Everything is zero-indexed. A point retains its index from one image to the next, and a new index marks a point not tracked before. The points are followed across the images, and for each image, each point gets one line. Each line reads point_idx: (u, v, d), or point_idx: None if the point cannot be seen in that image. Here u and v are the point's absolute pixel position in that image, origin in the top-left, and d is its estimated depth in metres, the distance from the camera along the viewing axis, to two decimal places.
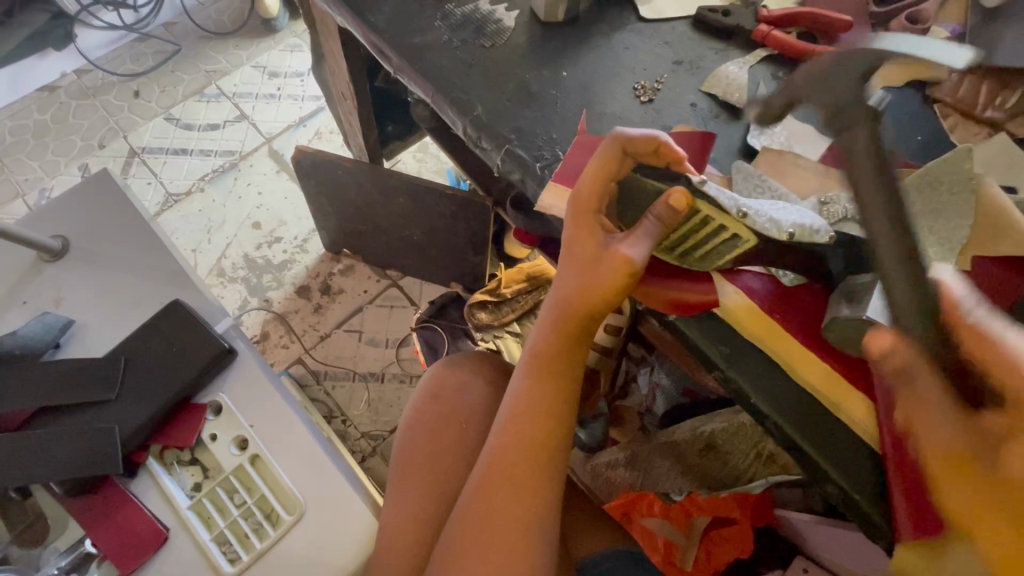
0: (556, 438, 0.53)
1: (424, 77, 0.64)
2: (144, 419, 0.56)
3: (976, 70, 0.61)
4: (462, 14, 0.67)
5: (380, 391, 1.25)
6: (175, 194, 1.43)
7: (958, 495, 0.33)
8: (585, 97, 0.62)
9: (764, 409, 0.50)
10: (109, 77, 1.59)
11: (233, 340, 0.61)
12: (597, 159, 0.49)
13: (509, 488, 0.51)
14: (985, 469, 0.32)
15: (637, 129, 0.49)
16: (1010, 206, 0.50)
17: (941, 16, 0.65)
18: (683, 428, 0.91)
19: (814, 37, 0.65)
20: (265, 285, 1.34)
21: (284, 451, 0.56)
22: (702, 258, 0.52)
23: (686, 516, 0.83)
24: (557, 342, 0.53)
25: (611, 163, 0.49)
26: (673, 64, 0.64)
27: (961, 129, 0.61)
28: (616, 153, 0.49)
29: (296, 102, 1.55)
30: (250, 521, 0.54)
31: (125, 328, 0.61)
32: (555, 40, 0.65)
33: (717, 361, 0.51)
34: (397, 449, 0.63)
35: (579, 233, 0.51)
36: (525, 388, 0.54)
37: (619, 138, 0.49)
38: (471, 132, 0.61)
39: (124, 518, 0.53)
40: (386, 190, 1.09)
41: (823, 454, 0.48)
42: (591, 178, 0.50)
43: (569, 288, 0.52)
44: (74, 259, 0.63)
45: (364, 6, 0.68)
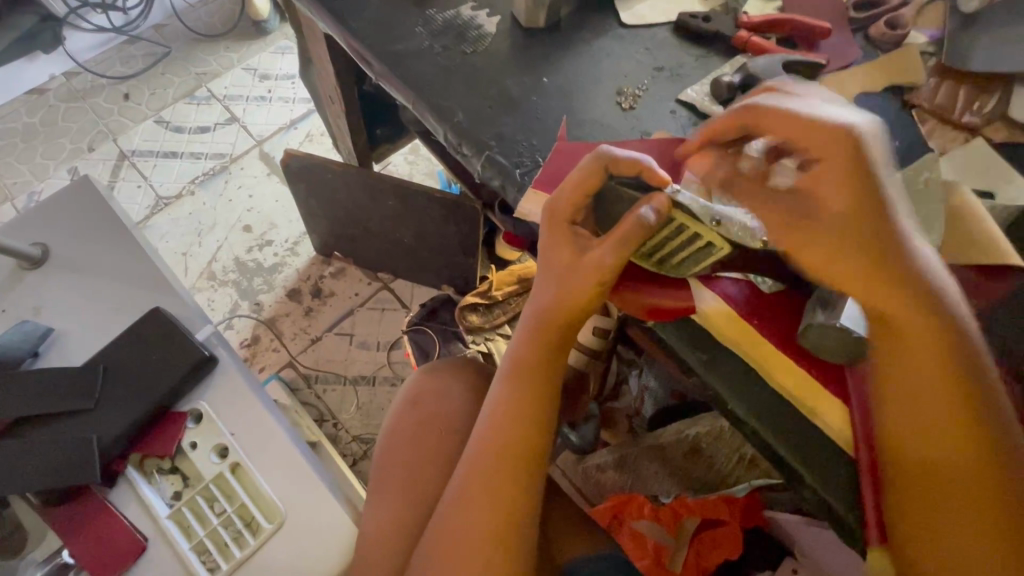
0: (534, 443, 0.53)
1: (406, 83, 0.64)
2: (123, 429, 0.55)
3: (953, 77, 0.62)
4: (444, 20, 0.67)
5: (371, 395, 1.25)
6: (165, 197, 1.43)
7: (794, 242, 0.46)
8: (565, 103, 0.62)
9: (741, 415, 0.50)
10: (98, 79, 1.58)
11: (214, 347, 0.61)
12: (577, 174, 0.49)
13: (490, 490, 0.52)
14: (796, 213, 0.46)
15: (622, 151, 0.50)
16: (981, 211, 0.53)
17: (918, 24, 0.66)
18: (669, 431, 0.92)
19: (795, 43, 0.65)
20: (255, 288, 1.34)
21: (265, 459, 0.56)
22: (678, 265, 0.53)
23: (675, 518, 0.82)
24: (536, 348, 0.53)
25: (592, 176, 0.49)
26: (654, 70, 0.64)
27: (938, 135, 0.60)
28: (597, 169, 0.49)
29: (287, 104, 1.55)
30: (230, 530, 0.54)
31: (106, 336, 0.61)
32: (536, 47, 0.66)
33: (693, 366, 0.51)
34: (378, 455, 0.63)
35: (556, 241, 0.51)
36: (504, 394, 0.54)
37: (600, 154, 0.50)
38: (453, 139, 0.62)
39: (104, 529, 0.53)
40: (375, 194, 1.09)
41: (800, 460, 0.48)
42: (570, 192, 0.50)
43: (546, 296, 0.52)
44: (55, 266, 0.63)
45: (347, 12, 0.68)
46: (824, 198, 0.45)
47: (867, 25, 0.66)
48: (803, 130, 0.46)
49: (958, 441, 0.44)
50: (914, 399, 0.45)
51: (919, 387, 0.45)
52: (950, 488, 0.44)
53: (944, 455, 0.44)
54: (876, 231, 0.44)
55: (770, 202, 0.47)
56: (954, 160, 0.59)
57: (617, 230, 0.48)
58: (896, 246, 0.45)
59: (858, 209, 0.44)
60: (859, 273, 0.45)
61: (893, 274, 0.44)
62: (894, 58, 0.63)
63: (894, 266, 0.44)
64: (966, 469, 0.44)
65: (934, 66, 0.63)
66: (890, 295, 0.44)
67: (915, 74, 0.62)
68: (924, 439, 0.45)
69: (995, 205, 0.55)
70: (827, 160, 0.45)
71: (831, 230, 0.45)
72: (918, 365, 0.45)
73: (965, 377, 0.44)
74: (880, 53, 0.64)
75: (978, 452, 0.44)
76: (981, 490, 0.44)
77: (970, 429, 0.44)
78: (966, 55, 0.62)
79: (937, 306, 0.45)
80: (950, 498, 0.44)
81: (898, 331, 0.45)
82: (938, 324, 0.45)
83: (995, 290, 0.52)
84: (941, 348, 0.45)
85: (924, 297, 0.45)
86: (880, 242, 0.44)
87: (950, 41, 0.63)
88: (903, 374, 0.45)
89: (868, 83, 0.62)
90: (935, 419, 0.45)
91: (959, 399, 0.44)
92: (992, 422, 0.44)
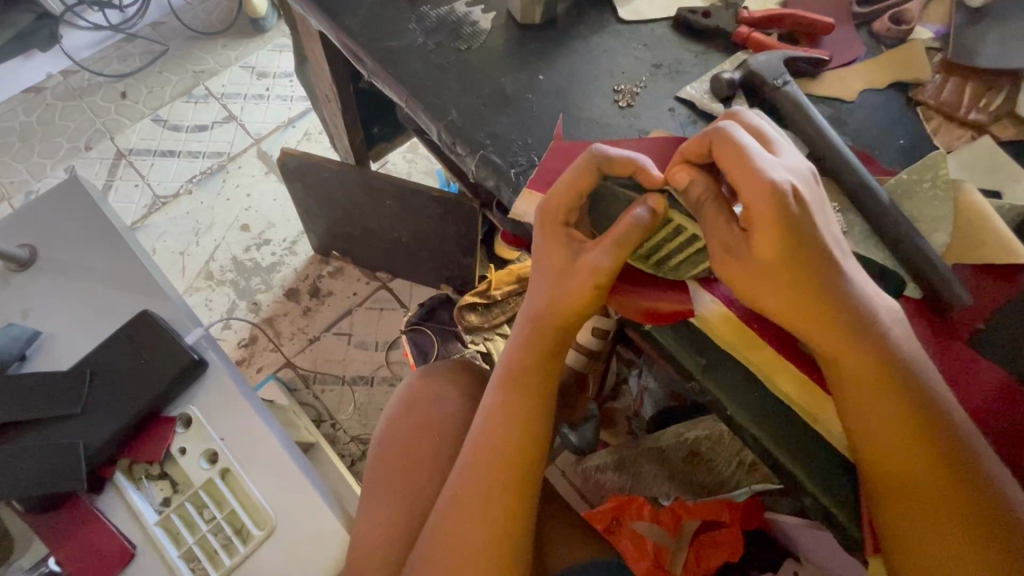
0: (528, 450, 0.52)
1: (399, 81, 0.62)
2: (110, 434, 0.54)
3: (959, 73, 0.60)
4: (438, 16, 0.66)
5: (369, 395, 1.24)
6: (162, 197, 1.42)
7: (741, 287, 0.45)
8: (561, 101, 0.61)
9: (741, 420, 0.49)
10: (95, 78, 1.57)
11: (204, 351, 0.59)
12: (571, 173, 0.48)
13: (483, 498, 0.50)
14: (739, 258, 0.44)
15: (615, 148, 0.48)
16: (990, 210, 0.51)
17: (923, 18, 0.64)
18: (668, 432, 0.90)
19: (796, 39, 0.64)
20: (253, 288, 1.33)
21: (256, 465, 0.55)
22: (676, 266, 0.52)
23: (675, 520, 0.80)
24: (529, 353, 0.53)
25: (584, 177, 0.48)
26: (653, 67, 0.63)
27: (944, 132, 0.59)
28: (590, 168, 0.47)
29: (285, 102, 1.53)
30: (219, 537, 0.54)
31: (95, 339, 0.60)
32: (532, 43, 0.64)
33: (693, 371, 0.50)
34: (372, 461, 0.62)
35: (548, 244, 0.50)
36: (496, 401, 0.53)
37: (593, 152, 0.48)
38: (446, 138, 0.60)
39: (93, 536, 0.52)
40: (372, 194, 1.08)
41: (802, 468, 0.47)
42: (564, 192, 0.49)
43: (542, 302, 0.51)
44: (43, 269, 0.61)
45: (339, 9, 0.66)
46: (759, 248, 0.43)
47: (871, 20, 0.64)
48: (735, 173, 0.43)
49: (921, 462, 0.43)
50: (870, 427, 0.44)
51: (873, 415, 0.44)
52: (926, 509, 0.43)
53: (914, 477, 0.43)
54: (817, 272, 0.43)
55: (713, 242, 0.45)
56: (960, 158, 0.57)
57: (610, 232, 0.47)
58: (835, 285, 0.43)
59: (796, 252, 0.42)
60: (803, 315, 0.44)
61: (834, 312, 0.44)
62: (898, 55, 0.62)
63: (832, 298, 0.43)
64: (933, 490, 0.43)
65: (939, 62, 0.61)
66: (832, 331, 0.44)
67: (920, 70, 0.61)
68: (890, 464, 0.44)
69: (1001, 205, 0.54)
70: (752, 207, 0.42)
71: (770, 276, 0.43)
72: (868, 396, 0.44)
73: (918, 400, 0.44)
74: (884, 49, 0.63)
75: (944, 472, 0.43)
76: (956, 509, 0.42)
77: (931, 450, 0.43)
78: (972, 51, 0.60)
79: (881, 336, 0.44)
80: (926, 518, 0.43)
81: (845, 363, 0.44)
82: (885, 353, 0.44)
83: (1003, 293, 0.50)
84: (888, 377, 0.44)
85: (868, 328, 0.44)
86: (820, 280, 0.43)
87: (956, 36, 0.61)
88: (856, 405, 0.45)
89: (870, 81, 0.61)
90: (897, 443, 0.44)
91: (914, 423, 0.43)
92: (955, 441, 0.43)
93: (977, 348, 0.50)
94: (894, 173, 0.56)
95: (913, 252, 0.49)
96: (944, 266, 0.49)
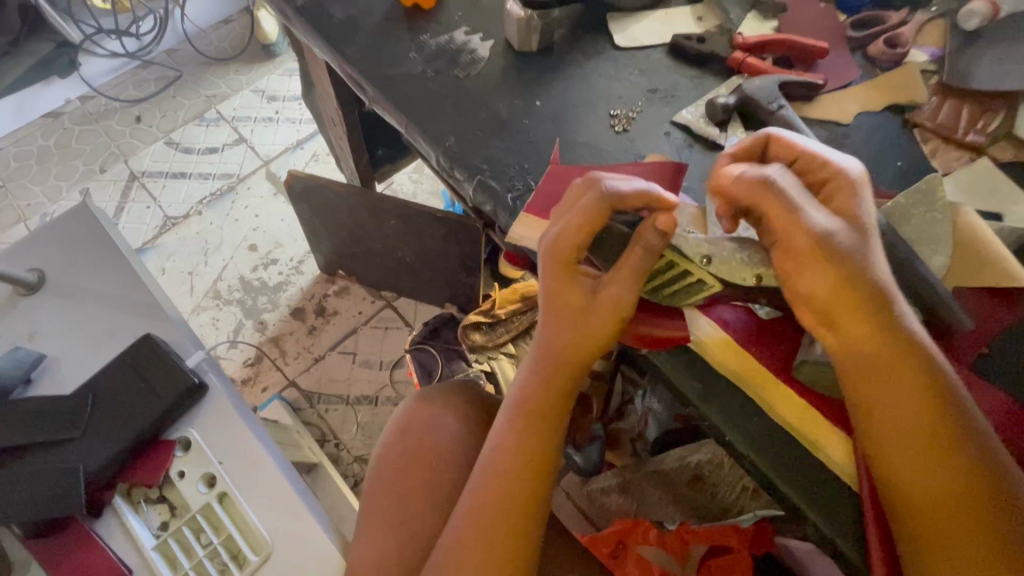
0: (530, 488, 0.51)
1: (397, 108, 0.64)
2: (110, 458, 0.55)
3: (954, 95, 0.61)
4: (437, 44, 0.67)
5: (372, 414, 1.24)
6: (172, 217, 1.45)
7: (824, 270, 0.43)
8: (558, 127, 0.62)
9: (742, 448, 0.48)
10: (111, 103, 1.62)
11: (205, 374, 0.60)
12: (580, 214, 0.47)
13: (488, 537, 0.50)
14: (839, 230, 0.43)
15: (626, 182, 0.48)
16: (987, 231, 0.51)
17: (919, 42, 0.65)
18: (670, 456, 0.89)
19: (791, 63, 0.64)
20: (260, 307, 1.34)
21: (252, 489, 0.55)
22: (672, 294, 0.51)
23: (681, 544, 0.78)
24: (554, 390, 0.52)
25: (597, 216, 0.47)
26: (648, 92, 0.63)
27: (942, 154, 0.59)
28: (604, 208, 0.47)
29: (294, 125, 1.57)
30: (216, 562, 0.53)
31: (97, 361, 0.61)
32: (529, 70, 0.65)
33: (691, 397, 0.50)
34: (367, 485, 0.61)
35: (556, 279, 0.50)
36: (511, 438, 0.52)
37: (602, 191, 0.47)
38: (444, 163, 0.61)
39: (91, 561, 0.52)
40: (376, 215, 1.09)
41: (802, 497, 0.46)
42: (573, 232, 0.48)
43: (553, 336, 0.51)
44: (52, 293, 0.63)
45: (342, 39, 0.68)
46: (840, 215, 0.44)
47: (866, 43, 0.65)
48: (805, 159, 0.47)
49: (939, 472, 0.42)
50: (895, 442, 0.43)
51: (896, 418, 0.43)
52: (950, 524, 0.41)
53: (936, 501, 0.42)
54: (860, 277, 0.43)
55: (808, 216, 0.43)
56: (958, 180, 0.57)
57: (624, 262, 0.47)
58: (874, 288, 0.43)
59: (863, 242, 0.44)
60: (847, 317, 0.44)
61: (873, 312, 0.43)
62: (894, 78, 0.62)
63: (871, 294, 0.43)
64: (959, 514, 0.41)
65: (935, 85, 0.62)
66: (868, 335, 0.43)
67: (916, 92, 0.61)
68: (911, 480, 0.43)
69: (997, 227, 0.54)
70: (835, 182, 0.46)
71: (853, 257, 0.43)
72: (897, 395, 0.43)
73: (941, 408, 0.43)
74: (880, 72, 0.63)
75: (968, 491, 0.42)
76: (981, 548, 0.41)
77: (952, 458, 0.42)
78: (968, 73, 0.61)
79: (912, 338, 0.44)
80: (948, 546, 0.41)
81: (885, 369, 0.44)
82: (919, 372, 0.43)
83: (1006, 317, 0.50)
84: (922, 385, 0.43)
85: (904, 344, 0.44)
86: (862, 270, 0.43)
87: (951, 59, 0.62)
88: (888, 415, 0.43)
89: (866, 103, 0.61)
90: (918, 462, 0.42)
91: (939, 440, 0.42)
92: (984, 473, 0.42)
93: (982, 375, 0.49)
94: (892, 196, 0.56)
95: (915, 275, 0.49)
96: (945, 293, 0.49)
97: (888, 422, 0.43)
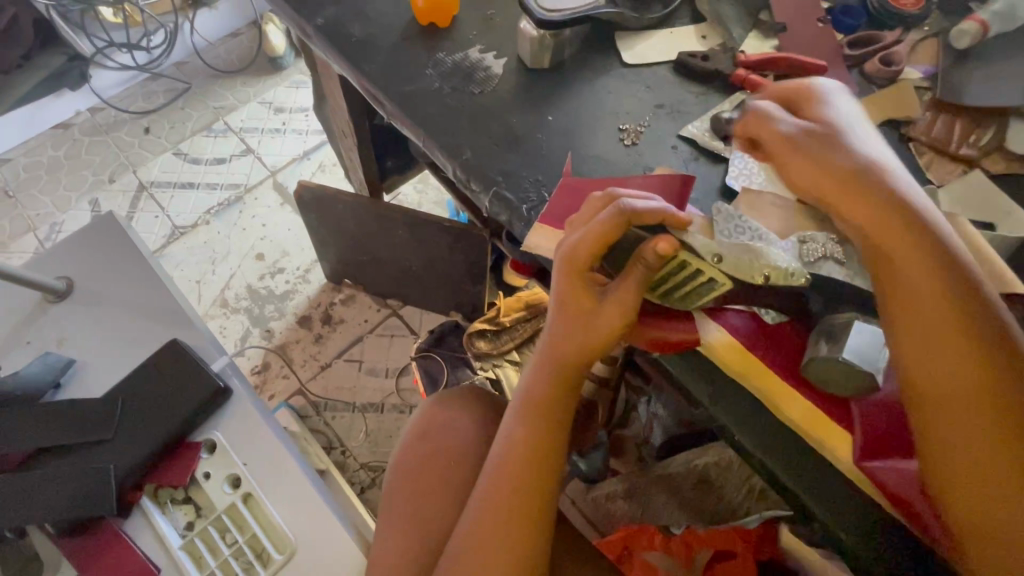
0: (541, 489, 0.53)
1: (415, 122, 0.66)
2: (139, 459, 0.57)
3: (948, 110, 0.64)
4: (452, 62, 0.70)
5: (379, 422, 1.26)
6: (181, 227, 1.47)
7: (796, 161, 0.50)
8: (569, 141, 0.64)
9: (750, 447, 0.52)
10: (120, 114, 1.64)
11: (229, 378, 0.62)
12: (597, 226, 0.49)
13: (498, 527, 0.52)
14: (818, 129, 0.50)
15: (643, 201, 0.50)
16: (981, 241, 0.54)
17: (912, 60, 0.68)
18: (678, 460, 0.93)
19: (791, 80, 0.67)
20: (267, 315, 1.36)
21: (277, 489, 0.57)
22: (682, 298, 0.53)
23: (686, 549, 0.78)
24: (564, 390, 0.54)
25: (613, 231, 0.49)
26: (656, 107, 0.66)
27: (936, 167, 0.62)
28: (620, 224, 0.49)
29: (301, 136, 1.60)
30: (241, 561, 0.55)
31: (124, 366, 0.63)
32: (541, 85, 0.68)
33: (701, 399, 0.54)
34: (387, 484, 0.63)
35: (570, 285, 0.52)
36: (520, 432, 0.54)
37: (620, 207, 0.49)
38: (460, 175, 0.64)
39: (120, 560, 0.54)
40: (384, 224, 1.11)
41: (808, 493, 0.49)
42: (588, 242, 0.50)
43: (564, 338, 0.53)
44: (80, 300, 0.65)
45: (361, 57, 0.71)
46: (816, 119, 0.51)
47: (862, 61, 0.68)
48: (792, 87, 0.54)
49: (960, 360, 0.42)
50: (916, 331, 0.44)
51: (914, 305, 0.44)
52: (968, 412, 0.42)
53: (956, 390, 0.42)
54: (880, 184, 0.47)
55: (775, 123, 0.51)
56: (952, 191, 0.60)
57: (631, 273, 0.49)
58: (868, 176, 0.47)
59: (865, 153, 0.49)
60: (880, 225, 0.46)
61: (874, 201, 0.47)
62: (890, 94, 0.65)
63: (865, 184, 0.47)
64: (979, 402, 0.42)
65: (929, 100, 0.65)
66: (873, 219, 0.46)
67: (911, 108, 0.64)
68: (929, 367, 0.43)
69: (991, 236, 0.56)
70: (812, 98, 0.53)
71: (828, 149, 0.49)
72: (911, 281, 0.45)
73: (959, 297, 0.44)
74: (876, 89, 0.66)
75: (989, 381, 0.42)
76: (999, 436, 0.41)
77: (972, 348, 0.42)
78: (960, 90, 0.64)
79: (923, 229, 0.46)
80: (966, 435, 0.41)
81: (894, 254, 0.46)
82: (950, 278, 0.44)
83: None
84: (938, 276, 0.44)
85: (920, 235, 0.45)
86: (847, 161, 0.48)
87: (944, 76, 0.65)
88: (908, 303, 0.44)
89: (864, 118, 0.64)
90: (940, 352, 0.43)
91: (961, 330, 0.43)
92: (1009, 370, 0.42)
93: None
94: None
95: None
96: None
97: (903, 308, 0.45)
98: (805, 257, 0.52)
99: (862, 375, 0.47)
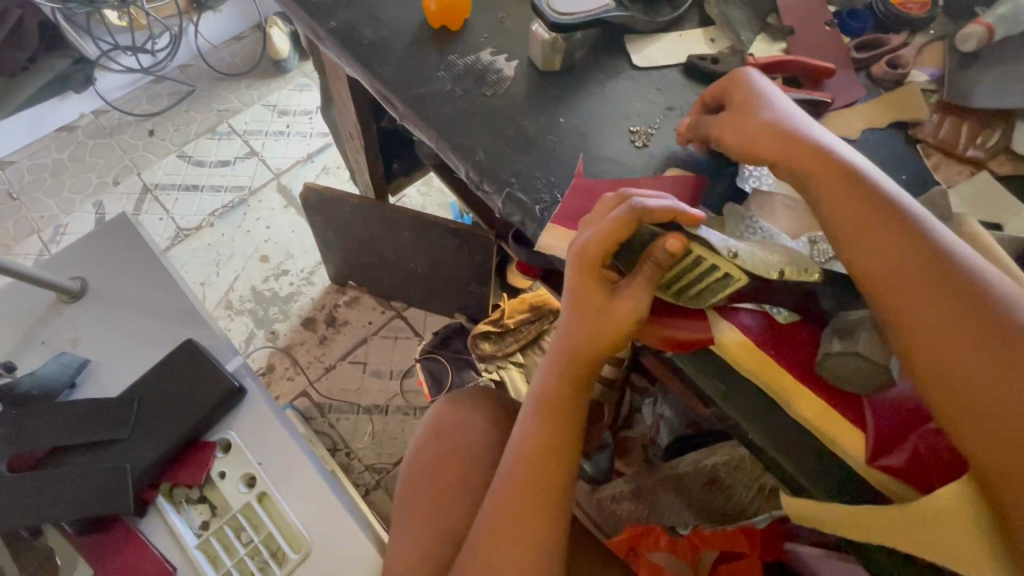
0: (557, 486, 0.54)
1: (428, 124, 0.67)
2: (156, 458, 0.57)
3: (955, 112, 0.64)
4: (464, 64, 0.71)
5: (384, 424, 1.26)
6: (185, 229, 1.47)
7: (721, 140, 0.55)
8: (581, 142, 0.65)
9: (763, 445, 0.52)
10: (124, 117, 1.65)
11: (243, 378, 0.62)
12: (608, 224, 0.50)
13: (514, 523, 0.52)
14: (733, 108, 0.55)
15: (654, 199, 0.50)
16: (990, 240, 0.54)
17: (918, 63, 0.68)
18: (686, 460, 0.91)
19: (800, 82, 0.67)
20: (272, 317, 1.37)
21: (292, 488, 0.58)
22: (696, 295, 0.53)
23: (693, 550, 0.79)
24: (577, 386, 0.55)
25: (625, 228, 0.49)
26: (666, 109, 0.67)
27: (944, 168, 0.62)
28: (631, 221, 0.49)
29: (305, 138, 1.61)
30: (257, 559, 0.55)
31: (139, 366, 0.63)
32: (552, 87, 0.69)
33: (714, 397, 0.54)
34: (401, 483, 0.63)
35: (582, 283, 0.52)
36: (532, 428, 0.55)
37: (633, 206, 0.49)
38: (473, 176, 0.64)
39: (136, 559, 0.54)
40: (390, 226, 1.12)
41: (820, 489, 0.50)
42: (599, 239, 0.50)
43: (576, 335, 0.53)
44: (94, 301, 0.65)
45: (374, 59, 0.72)
46: (734, 100, 0.56)
47: (870, 64, 0.69)
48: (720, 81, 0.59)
49: (914, 278, 0.43)
50: (869, 260, 0.45)
51: (862, 235, 0.46)
52: (936, 323, 0.41)
53: (916, 304, 0.42)
54: (801, 136, 0.50)
55: (697, 120, 0.59)
56: (961, 192, 0.61)
57: (641, 270, 0.50)
58: (787, 135, 0.51)
59: (795, 119, 0.52)
60: (816, 171, 0.48)
61: (803, 154, 0.49)
62: (898, 97, 0.65)
63: (789, 141, 0.50)
64: (945, 312, 0.41)
65: (936, 103, 0.65)
66: (805, 167, 0.49)
67: (918, 111, 0.64)
68: (888, 291, 0.44)
69: (1002, 236, 0.57)
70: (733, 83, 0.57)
71: (742, 121, 0.53)
72: (852, 215, 0.46)
73: (900, 222, 0.45)
74: (883, 92, 0.67)
75: (947, 291, 0.41)
76: (973, 342, 0.39)
77: (924, 264, 0.43)
78: (967, 93, 0.65)
79: (854, 172, 0.48)
80: (940, 348, 0.40)
81: (833, 195, 0.48)
82: (885, 204, 0.46)
83: None
84: (877, 207, 0.46)
85: (852, 176, 0.48)
86: (761, 126, 0.52)
87: (950, 79, 0.66)
88: (856, 237, 0.46)
89: (872, 120, 0.65)
90: (895, 275, 0.44)
91: (910, 250, 0.44)
92: (967, 279, 0.42)
93: None
94: None
95: None
96: None
97: (851, 240, 0.46)
98: (817, 256, 0.53)
99: (876, 370, 0.47)
